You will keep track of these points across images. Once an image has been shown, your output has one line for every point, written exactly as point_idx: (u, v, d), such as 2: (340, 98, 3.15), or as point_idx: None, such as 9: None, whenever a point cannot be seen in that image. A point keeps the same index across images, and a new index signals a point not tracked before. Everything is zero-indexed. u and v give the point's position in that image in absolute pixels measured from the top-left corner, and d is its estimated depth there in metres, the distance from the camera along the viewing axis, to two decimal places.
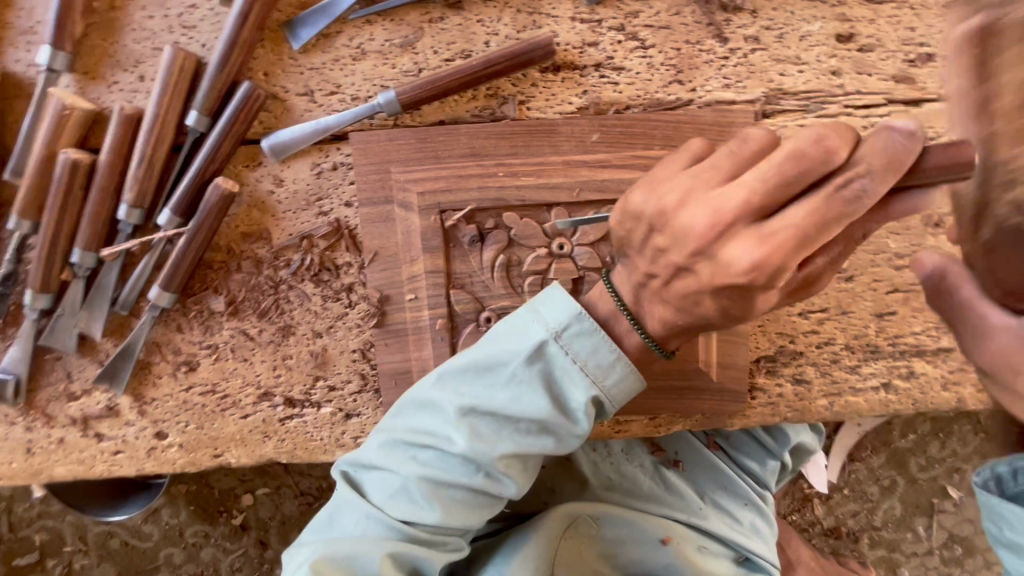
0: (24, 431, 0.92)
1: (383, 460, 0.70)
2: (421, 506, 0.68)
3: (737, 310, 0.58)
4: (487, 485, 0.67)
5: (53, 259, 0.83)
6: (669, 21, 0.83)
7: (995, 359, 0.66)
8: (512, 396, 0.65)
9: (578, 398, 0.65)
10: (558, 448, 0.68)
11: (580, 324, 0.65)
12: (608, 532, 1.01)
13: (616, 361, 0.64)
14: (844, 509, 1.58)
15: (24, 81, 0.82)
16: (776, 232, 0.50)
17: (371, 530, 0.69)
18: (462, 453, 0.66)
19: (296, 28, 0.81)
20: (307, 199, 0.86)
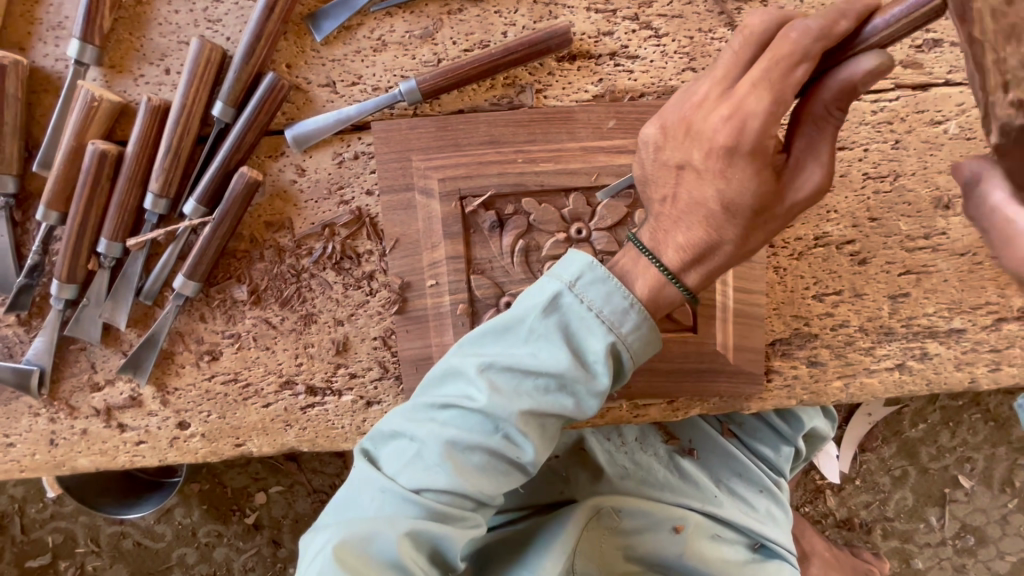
0: (48, 422, 0.93)
1: (405, 424, 0.71)
2: (438, 473, 0.68)
3: (739, 199, 0.60)
4: (507, 445, 0.68)
5: (80, 249, 0.84)
6: (681, 11, 0.85)
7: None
8: (528, 346, 0.66)
9: (595, 343, 0.65)
10: (577, 407, 0.67)
11: (593, 272, 0.66)
12: (624, 521, 1.01)
13: (631, 305, 0.65)
14: (856, 500, 1.59)
15: (53, 75, 0.84)
16: (741, 88, 0.57)
17: (389, 508, 0.69)
18: (480, 408, 0.66)
19: (318, 20, 0.83)
20: (329, 188, 0.88)
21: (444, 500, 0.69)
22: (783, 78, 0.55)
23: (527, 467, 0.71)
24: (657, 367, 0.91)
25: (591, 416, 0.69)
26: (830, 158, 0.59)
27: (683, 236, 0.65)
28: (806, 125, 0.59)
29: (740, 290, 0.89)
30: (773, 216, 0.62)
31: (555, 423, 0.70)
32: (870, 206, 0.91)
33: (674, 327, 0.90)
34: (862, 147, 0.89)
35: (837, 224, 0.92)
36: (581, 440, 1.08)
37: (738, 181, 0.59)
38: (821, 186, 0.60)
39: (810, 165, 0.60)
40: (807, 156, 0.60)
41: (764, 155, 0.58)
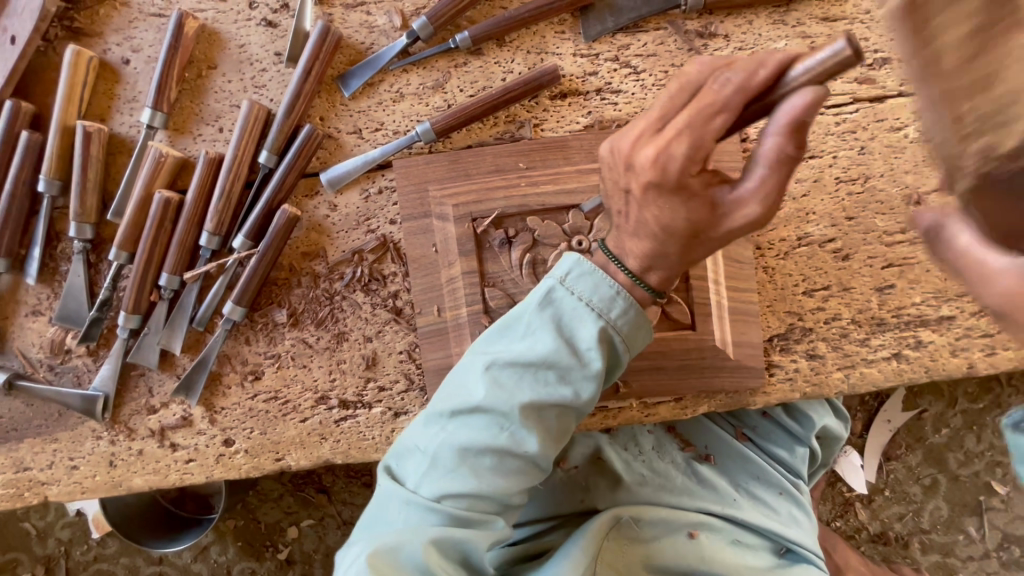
0: (108, 444, 1.02)
1: (421, 436, 0.79)
2: (453, 477, 0.74)
3: (673, 223, 0.64)
4: (512, 443, 0.73)
5: (145, 283, 0.97)
6: (655, 50, 0.98)
7: (1002, 303, 0.48)
8: (524, 341, 0.74)
9: (586, 334, 0.72)
10: (576, 395, 0.74)
11: (580, 267, 0.73)
12: (638, 535, 1.04)
13: (618, 293, 0.72)
14: (888, 512, 1.56)
15: (127, 140, 1.00)
16: (667, 130, 0.61)
17: (415, 518, 0.76)
18: (487, 405, 0.73)
19: (347, 79, 0.98)
20: (357, 220, 1.00)
21: (464, 504, 0.75)
22: (703, 124, 0.60)
23: (537, 461, 0.76)
24: (662, 365, 0.97)
25: (592, 401, 0.76)
26: (773, 196, 0.60)
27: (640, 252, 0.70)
28: (758, 166, 0.60)
29: (733, 289, 0.97)
30: (710, 239, 0.65)
31: (559, 417, 0.76)
32: (846, 206, 0.99)
33: (674, 325, 0.97)
34: (831, 154, 0.99)
35: (817, 225, 1.00)
36: (597, 450, 1.11)
37: (669, 211, 0.64)
38: (763, 216, 0.62)
39: (749, 201, 0.61)
40: (750, 194, 0.61)
41: (691, 189, 0.63)
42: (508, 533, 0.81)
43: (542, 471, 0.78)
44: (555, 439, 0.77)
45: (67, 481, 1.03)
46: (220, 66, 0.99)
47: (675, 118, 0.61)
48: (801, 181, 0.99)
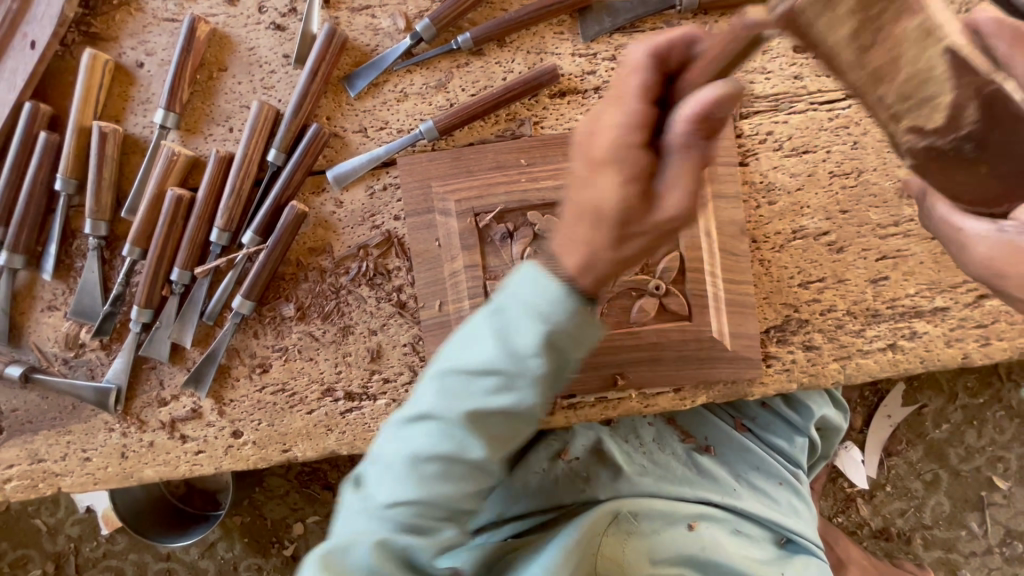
0: (120, 436, 1.05)
1: (380, 440, 0.75)
2: (400, 482, 0.69)
3: (603, 207, 0.60)
4: (456, 448, 0.68)
5: (157, 278, 1.00)
6: None
7: (980, 262, 0.68)
8: (470, 345, 0.68)
9: (524, 337, 0.64)
10: (519, 403, 0.66)
11: (528, 265, 0.66)
12: (637, 529, 1.03)
13: (563, 288, 0.62)
14: (890, 507, 1.56)
15: (140, 140, 1.03)
16: (605, 115, 0.60)
17: (363, 524, 0.71)
18: (433, 409, 0.68)
19: (352, 79, 1.01)
20: (362, 216, 1.03)
21: (414, 511, 0.69)
22: (628, 101, 0.59)
23: (485, 466, 0.70)
24: (661, 356, 0.99)
25: (537, 408, 0.68)
26: (688, 188, 0.58)
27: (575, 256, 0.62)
28: (675, 153, 0.57)
29: (729, 281, 0.99)
30: (639, 230, 0.60)
31: (507, 424, 0.68)
32: (840, 200, 1.01)
33: (672, 316, 0.99)
34: (825, 149, 1.01)
35: (812, 218, 1.02)
36: (599, 442, 1.14)
37: (601, 191, 0.59)
38: (687, 203, 0.59)
39: (670, 191, 0.58)
40: (670, 182, 0.58)
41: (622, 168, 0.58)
42: (462, 540, 0.74)
43: (493, 476, 0.71)
44: (505, 443, 0.70)
45: (79, 472, 1.05)
46: (230, 69, 1.03)
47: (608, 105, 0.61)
48: (796, 175, 1.02)
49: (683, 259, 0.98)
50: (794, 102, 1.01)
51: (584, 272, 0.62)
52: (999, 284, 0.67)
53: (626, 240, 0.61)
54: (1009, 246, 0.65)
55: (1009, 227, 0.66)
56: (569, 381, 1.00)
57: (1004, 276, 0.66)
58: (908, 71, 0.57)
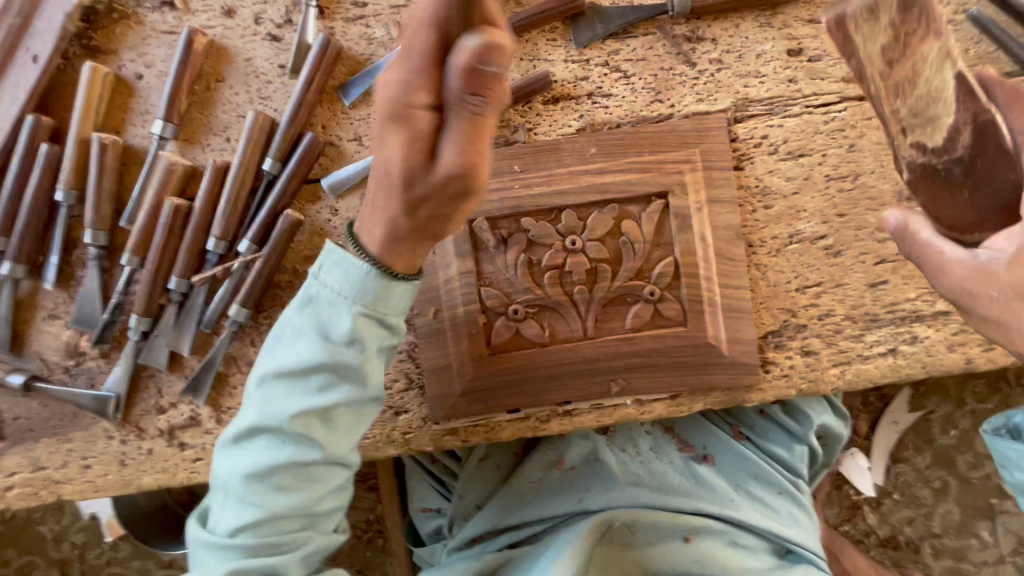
0: (120, 444, 1.06)
1: (219, 468, 0.79)
2: (246, 504, 0.75)
3: (394, 176, 0.61)
4: (298, 453, 0.74)
5: (155, 287, 1.01)
6: (645, 55, 1.01)
7: (956, 285, 0.70)
8: (290, 353, 0.75)
9: (339, 332, 0.73)
10: (346, 395, 0.75)
11: (329, 259, 0.74)
12: (631, 540, 1.06)
13: (366, 276, 0.72)
14: (898, 515, 1.53)
15: (140, 150, 1.05)
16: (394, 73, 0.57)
17: (223, 552, 0.76)
18: (264, 423, 0.75)
19: (347, 89, 1.02)
20: (358, 224, 1.04)
21: (264, 528, 0.75)
22: (407, 56, 0.55)
23: (335, 459, 0.78)
24: (657, 362, 0.98)
25: (372, 392, 0.77)
26: (466, 149, 0.56)
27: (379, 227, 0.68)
28: (450, 116, 0.55)
29: (725, 286, 0.98)
30: (429, 197, 0.61)
31: (344, 415, 0.76)
32: (837, 203, 1.00)
33: (668, 322, 0.98)
34: (821, 153, 1.00)
35: (809, 222, 1.01)
36: (595, 452, 1.13)
37: (391, 161, 0.60)
38: (461, 162, 0.57)
39: (448, 154, 0.57)
40: (448, 146, 0.57)
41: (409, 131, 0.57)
42: (332, 540, 0.82)
43: (346, 467, 0.79)
44: (346, 433, 0.78)
45: (80, 479, 1.06)
46: (227, 79, 1.04)
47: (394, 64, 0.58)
48: (791, 179, 1.01)
49: (678, 264, 0.97)
50: (789, 105, 1.00)
51: (394, 253, 0.71)
52: (975, 308, 0.70)
53: (424, 201, 0.62)
54: (982, 271, 0.67)
55: (982, 254, 0.68)
56: (565, 388, 0.99)
57: (981, 300, 0.69)
58: (922, 88, 0.68)
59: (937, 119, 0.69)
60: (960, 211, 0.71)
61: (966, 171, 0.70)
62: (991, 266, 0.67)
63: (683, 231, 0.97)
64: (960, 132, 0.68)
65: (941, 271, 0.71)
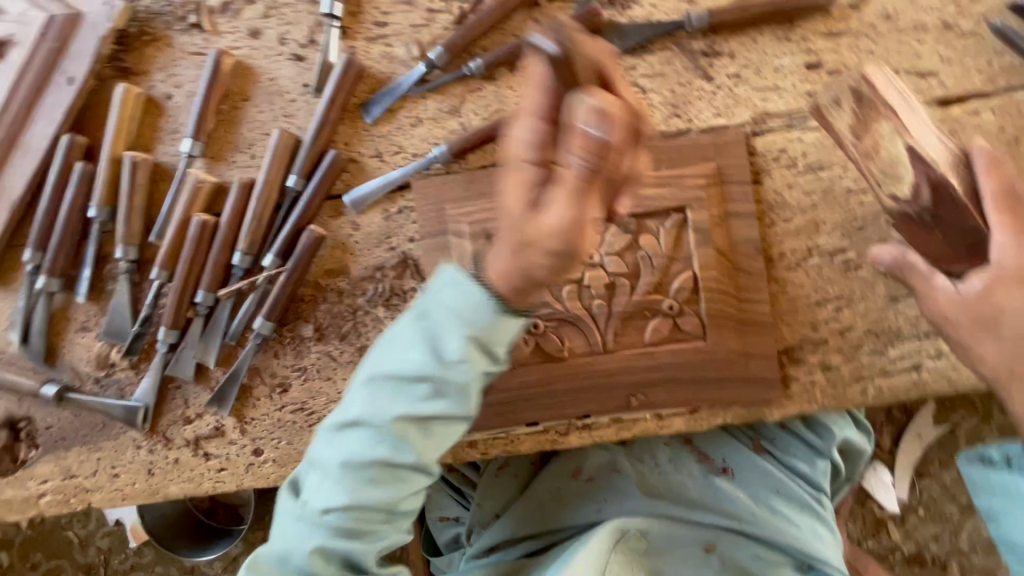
0: (147, 453, 1.08)
1: (314, 450, 0.81)
2: (335, 491, 0.76)
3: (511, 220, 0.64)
4: (390, 456, 0.76)
5: (183, 300, 1.04)
6: (662, 70, 1.02)
7: (938, 309, 0.83)
8: (401, 357, 0.75)
9: (452, 347, 0.72)
10: (447, 408, 0.75)
11: (451, 278, 0.74)
12: (646, 547, 1.04)
13: (488, 302, 0.70)
14: (923, 532, 1.50)
15: (169, 168, 1.08)
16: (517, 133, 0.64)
17: (303, 530, 0.78)
18: (364, 417, 0.76)
19: (368, 106, 1.04)
20: (379, 238, 1.05)
21: (348, 517, 0.76)
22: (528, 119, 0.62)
23: (423, 468, 0.78)
24: (676, 377, 0.98)
25: (468, 412, 0.76)
26: (575, 203, 0.59)
27: (496, 266, 0.68)
28: (567, 174, 0.59)
29: (743, 300, 0.98)
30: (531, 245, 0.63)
31: (439, 427, 0.77)
32: (858, 217, 1.00)
33: (687, 337, 0.98)
34: (840, 166, 1.00)
35: (829, 235, 1.00)
36: (613, 462, 1.14)
37: (510, 205, 0.64)
38: (570, 220, 0.60)
39: (558, 204, 0.60)
40: (556, 197, 0.60)
41: (525, 181, 0.63)
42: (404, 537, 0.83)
43: (429, 477, 0.80)
44: (436, 447, 0.78)
45: (109, 488, 1.09)
46: (252, 98, 1.07)
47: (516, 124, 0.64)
48: (811, 193, 1.00)
49: (697, 278, 0.97)
50: (807, 119, 1.00)
51: (512, 293, 0.69)
52: (951, 330, 0.83)
53: (530, 250, 0.64)
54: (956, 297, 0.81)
55: (963, 287, 0.81)
56: (583, 401, 0.99)
57: (953, 321, 0.82)
58: (885, 153, 0.80)
59: (900, 179, 0.80)
60: (939, 247, 0.83)
61: (935, 216, 0.80)
62: (966, 292, 0.80)
63: (702, 245, 0.97)
64: (921, 188, 0.79)
65: (926, 298, 0.84)
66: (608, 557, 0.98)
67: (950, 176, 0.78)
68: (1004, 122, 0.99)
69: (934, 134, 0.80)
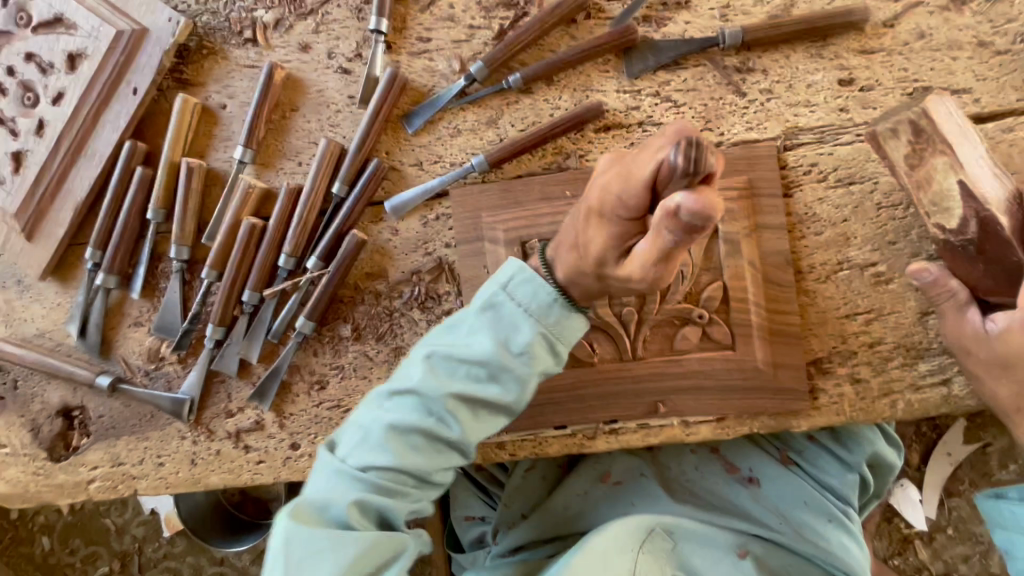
0: (191, 444, 1.13)
1: (360, 413, 0.84)
2: (381, 451, 0.79)
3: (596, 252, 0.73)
4: (439, 428, 0.80)
5: (230, 299, 1.09)
6: (695, 85, 1.05)
7: (962, 335, 0.93)
8: (467, 338, 0.80)
9: (523, 337, 0.78)
10: (505, 393, 0.80)
11: (522, 275, 0.80)
12: (672, 546, 1.04)
13: (555, 301, 0.79)
14: (952, 552, 1.48)
15: (221, 173, 1.14)
16: (622, 189, 0.67)
17: (340, 484, 0.80)
18: (421, 388, 0.79)
19: (410, 117, 1.09)
20: (416, 244, 1.10)
21: (388, 477, 0.79)
22: (633, 181, 0.65)
23: (462, 446, 0.82)
24: (704, 385, 1.00)
25: (517, 404, 0.82)
26: (647, 271, 0.68)
27: (563, 265, 0.79)
28: (647, 250, 0.65)
29: (773, 312, 1.00)
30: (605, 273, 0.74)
31: (488, 412, 0.82)
32: (888, 231, 1.01)
33: (715, 346, 1.00)
34: (872, 181, 1.01)
35: (860, 249, 1.01)
36: (639, 468, 1.16)
37: (597, 238, 0.72)
38: (643, 279, 0.69)
39: (633, 266, 0.69)
40: (634, 261, 0.68)
41: (614, 228, 0.70)
42: (429, 508, 0.86)
43: (466, 456, 0.84)
44: (482, 430, 0.83)
45: (153, 476, 1.14)
46: (301, 109, 1.13)
47: (621, 178, 0.67)
48: (841, 206, 1.02)
49: (727, 288, 0.99)
50: (839, 134, 1.02)
51: (581, 290, 0.79)
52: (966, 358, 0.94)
53: (606, 279, 0.75)
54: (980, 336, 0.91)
55: (991, 326, 0.90)
56: (612, 406, 1.02)
57: (972, 354, 0.93)
58: (935, 188, 0.90)
59: (951, 213, 0.90)
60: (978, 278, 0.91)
61: (979, 250, 0.89)
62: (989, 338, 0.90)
63: (732, 256, 0.99)
64: (968, 222, 0.89)
65: (951, 323, 0.93)
66: (635, 555, 0.99)
67: (1000, 214, 0.87)
68: None
69: (995, 172, 0.87)
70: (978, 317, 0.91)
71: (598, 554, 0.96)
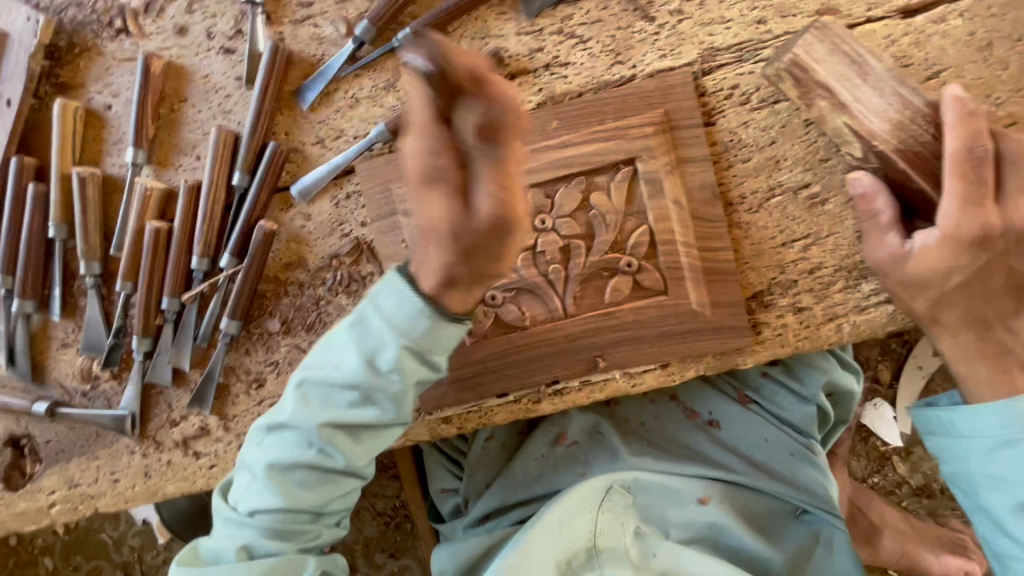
0: (141, 457, 1.12)
1: (247, 454, 0.85)
2: (265, 492, 0.80)
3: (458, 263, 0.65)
4: (320, 459, 0.80)
5: (150, 308, 1.05)
6: (600, 16, 0.97)
7: (882, 259, 0.88)
8: (336, 364, 0.79)
9: (388, 355, 0.76)
10: (381, 414, 0.80)
11: (386, 287, 0.76)
12: (633, 502, 1.03)
13: (419, 313, 0.74)
14: (930, 463, 1.47)
15: (119, 179, 1.08)
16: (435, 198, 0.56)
17: (233, 529, 0.83)
18: (295, 420, 0.80)
19: (303, 93, 1.02)
20: (331, 226, 1.04)
21: (277, 517, 0.81)
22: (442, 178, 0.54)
23: (352, 470, 0.83)
24: (640, 334, 0.96)
25: (399, 419, 0.81)
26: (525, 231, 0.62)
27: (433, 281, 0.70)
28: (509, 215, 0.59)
29: (704, 250, 0.95)
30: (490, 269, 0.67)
31: (370, 433, 0.82)
32: (819, 148, 0.94)
33: (648, 292, 0.96)
34: None
35: (791, 171, 0.95)
36: (597, 424, 1.14)
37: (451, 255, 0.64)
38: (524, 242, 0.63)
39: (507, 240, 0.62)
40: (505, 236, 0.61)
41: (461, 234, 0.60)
42: (336, 534, 0.88)
43: (361, 478, 0.85)
44: (367, 451, 0.83)
45: (111, 493, 1.14)
46: (189, 99, 1.06)
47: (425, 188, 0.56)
48: (767, 128, 0.95)
49: (652, 232, 0.94)
50: (759, 49, 0.94)
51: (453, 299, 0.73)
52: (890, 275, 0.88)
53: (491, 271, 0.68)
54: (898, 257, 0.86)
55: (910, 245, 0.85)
56: (550, 367, 0.98)
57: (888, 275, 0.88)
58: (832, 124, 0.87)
59: (851, 145, 0.88)
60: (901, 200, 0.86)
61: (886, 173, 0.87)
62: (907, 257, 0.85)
63: (654, 197, 0.94)
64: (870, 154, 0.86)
65: (870, 245, 0.89)
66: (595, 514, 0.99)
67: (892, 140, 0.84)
68: (976, 25, 0.91)
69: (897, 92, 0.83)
70: (897, 239, 0.86)
71: (556, 521, 0.97)
